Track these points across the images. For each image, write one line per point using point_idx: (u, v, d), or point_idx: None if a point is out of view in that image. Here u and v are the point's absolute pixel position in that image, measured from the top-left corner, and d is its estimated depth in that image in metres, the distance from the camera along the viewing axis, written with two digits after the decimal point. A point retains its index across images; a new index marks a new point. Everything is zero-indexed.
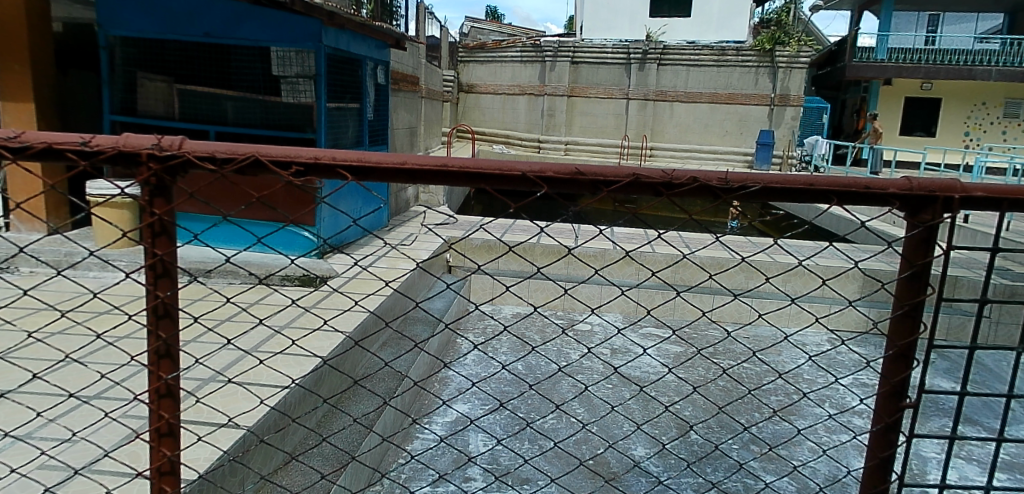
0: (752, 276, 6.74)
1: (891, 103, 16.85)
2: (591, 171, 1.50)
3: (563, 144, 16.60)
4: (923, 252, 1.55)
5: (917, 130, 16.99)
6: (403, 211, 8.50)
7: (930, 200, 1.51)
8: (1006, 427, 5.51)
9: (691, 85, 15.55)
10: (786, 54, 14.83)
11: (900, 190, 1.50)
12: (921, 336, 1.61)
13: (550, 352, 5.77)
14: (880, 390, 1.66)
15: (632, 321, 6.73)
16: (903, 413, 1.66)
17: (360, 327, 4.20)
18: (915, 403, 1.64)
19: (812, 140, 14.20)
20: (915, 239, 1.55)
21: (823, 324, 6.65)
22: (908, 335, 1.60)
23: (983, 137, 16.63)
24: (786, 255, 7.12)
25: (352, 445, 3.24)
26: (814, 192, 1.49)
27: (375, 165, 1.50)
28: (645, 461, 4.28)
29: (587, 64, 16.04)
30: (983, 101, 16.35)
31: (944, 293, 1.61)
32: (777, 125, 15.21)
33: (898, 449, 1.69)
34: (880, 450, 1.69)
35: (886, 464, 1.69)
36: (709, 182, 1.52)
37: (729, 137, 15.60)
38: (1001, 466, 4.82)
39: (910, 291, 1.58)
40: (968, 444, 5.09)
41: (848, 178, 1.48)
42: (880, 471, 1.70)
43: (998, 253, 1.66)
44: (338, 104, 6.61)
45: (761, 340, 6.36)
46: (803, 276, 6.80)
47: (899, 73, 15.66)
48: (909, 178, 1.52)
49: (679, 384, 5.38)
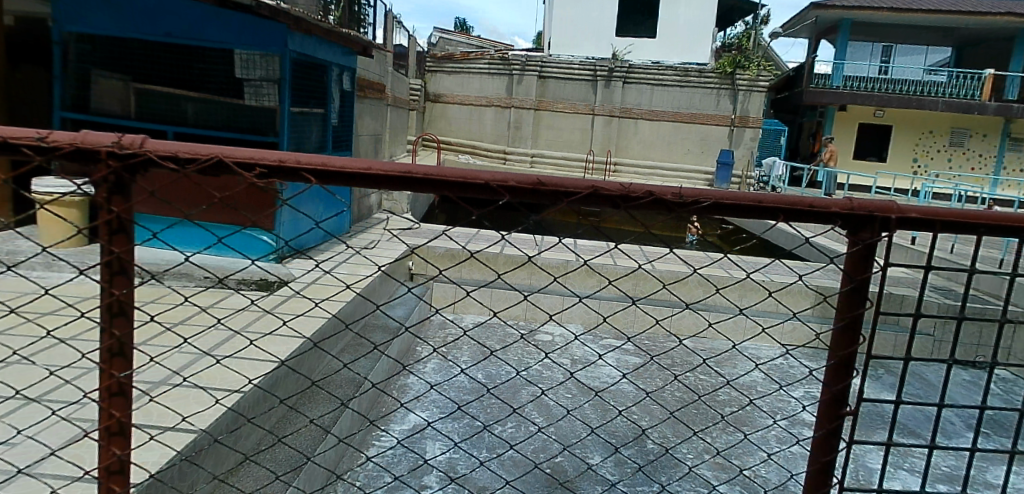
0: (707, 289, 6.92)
1: (844, 128, 17.45)
2: (552, 182, 1.57)
3: (529, 156, 16.76)
4: (862, 267, 1.66)
5: (868, 155, 17.64)
6: (365, 217, 8.47)
7: (868, 219, 1.62)
8: (942, 438, 5.76)
9: (655, 104, 15.89)
10: (746, 78, 15.34)
11: (842, 209, 1.60)
12: (859, 348, 1.72)
13: (510, 360, 5.83)
14: (822, 396, 1.76)
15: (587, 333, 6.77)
16: (843, 420, 1.75)
17: (319, 331, 4.19)
18: (854, 411, 1.74)
19: (770, 161, 14.45)
20: (854, 256, 1.66)
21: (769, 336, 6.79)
22: (848, 346, 1.70)
23: (931, 164, 17.36)
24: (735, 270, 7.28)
25: (308, 449, 3.22)
26: (761, 209, 1.58)
27: (340, 169, 1.54)
28: (602, 468, 4.35)
29: (553, 78, 16.27)
30: (930, 130, 17.10)
31: (882, 308, 1.71)
32: (736, 145, 15.65)
33: (839, 454, 1.79)
34: (821, 455, 1.78)
35: (827, 468, 1.79)
36: (663, 197, 1.60)
37: (692, 155, 15.95)
38: (939, 477, 5.02)
39: (850, 304, 1.68)
40: (910, 455, 5.30)
41: (793, 196, 1.58)
42: (824, 473, 1.80)
43: (931, 270, 1.77)
44: (301, 109, 6.57)
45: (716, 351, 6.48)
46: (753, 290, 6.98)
47: (854, 100, 16.25)
48: (850, 198, 1.62)
49: (637, 393, 5.47)
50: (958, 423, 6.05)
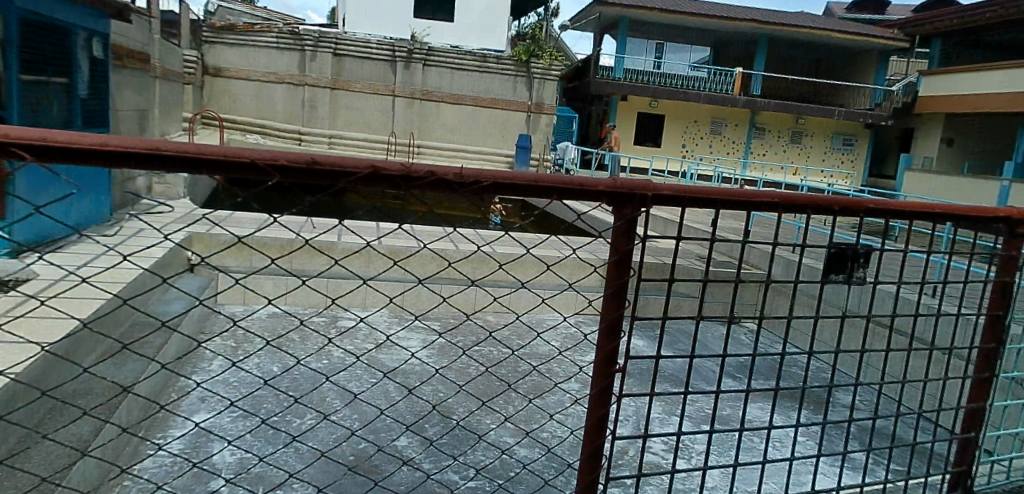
0: (483, 267, 7.25)
1: (626, 116, 19.01)
2: (326, 161, 1.51)
3: (326, 137, 16.04)
4: (627, 240, 1.81)
5: (646, 141, 19.52)
6: (130, 204, 7.49)
7: (629, 197, 1.79)
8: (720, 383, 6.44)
9: (455, 87, 16.08)
10: (540, 66, 16.12)
11: (607, 188, 1.75)
12: (625, 312, 1.88)
13: (307, 352, 5.57)
14: (596, 357, 1.90)
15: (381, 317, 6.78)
16: (613, 377, 1.91)
17: (69, 338, 3.66)
18: (623, 368, 1.90)
19: (563, 145, 15.40)
20: (620, 230, 1.81)
21: (551, 307, 7.40)
22: (616, 310, 1.86)
23: (696, 149, 19.71)
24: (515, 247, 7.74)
25: (54, 471, 2.81)
26: (538, 188, 1.67)
27: (69, 145, 1.32)
28: (408, 449, 4.34)
29: (350, 57, 15.71)
30: (694, 120, 19.40)
31: (643, 275, 1.90)
32: (532, 130, 16.44)
33: (611, 409, 1.95)
34: (596, 410, 1.92)
35: (602, 422, 1.94)
36: (445, 176, 1.61)
37: (492, 139, 16.44)
38: (713, 419, 5.47)
39: (618, 273, 1.83)
40: (695, 401, 5.83)
41: (566, 176, 1.69)
42: (598, 428, 1.94)
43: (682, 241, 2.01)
44: (35, 78, 5.60)
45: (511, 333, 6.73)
46: (534, 265, 7.49)
47: (633, 90, 17.87)
48: (614, 177, 1.77)
49: (437, 373, 5.56)
50: (731, 365, 6.78)
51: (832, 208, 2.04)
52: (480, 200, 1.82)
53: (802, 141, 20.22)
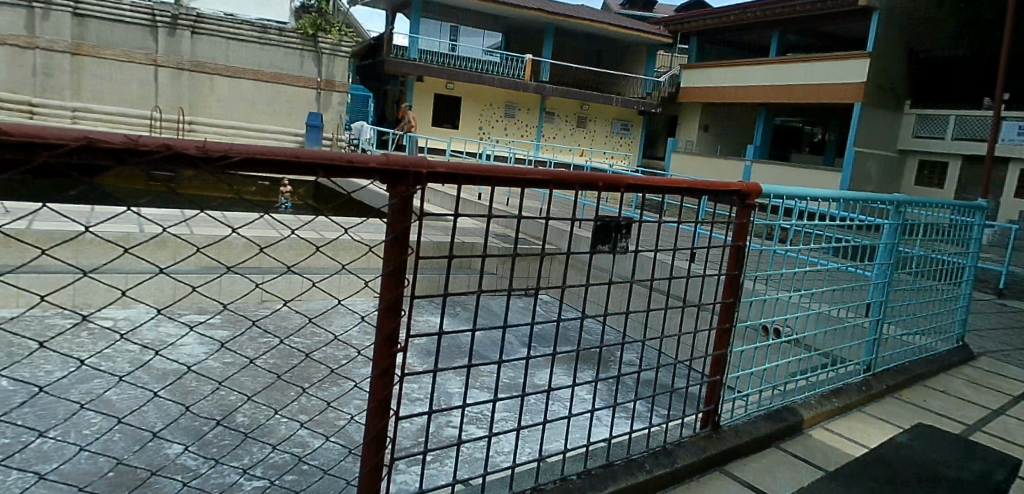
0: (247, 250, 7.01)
1: (422, 97, 18.88)
2: (18, 131, 1.27)
3: (70, 110, 13.80)
4: (403, 218, 1.74)
5: (444, 123, 19.55)
6: None
7: (403, 174, 1.71)
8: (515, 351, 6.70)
9: (232, 59, 14.76)
10: (328, 41, 15.42)
11: (380, 164, 1.66)
12: (407, 290, 1.79)
13: (49, 366, 5.14)
14: (377, 337, 1.77)
15: (134, 313, 6.53)
16: (396, 356, 1.80)
17: None
18: (405, 347, 1.79)
19: (357, 125, 14.94)
20: (394, 207, 1.73)
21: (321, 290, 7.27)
22: (396, 288, 1.76)
23: (492, 131, 20.18)
24: (279, 229, 7.53)
25: None
26: (300, 164, 1.54)
27: None
28: (184, 455, 3.98)
29: (96, 18, 13.60)
30: (489, 103, 19.87)
31: (423, 253, 1.83)
32: (323, 108, 15.69)
33: (396, 388, 1.83)
34: (379, 392, 1.79)
35: (385, 403, 1.81)
36: (184, 150, 1.42)
37: (278, 116, 15.42)
38: (504, 387, 5.65)
39: (397, 252, 1.74)
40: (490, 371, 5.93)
41: (331, 152, 1.58)
42: (381, 410, 1.82)
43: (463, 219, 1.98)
44: None
45: (285, 324, 6.56)
46: (300, 247, 7.38)
47: (427, 71, 17.83)
48: (387, 153, 1.68)
49: (217, 369, 5.34)
50: (522, 334, 7.11)
51: (597, 182, 2.13)
52: (223, 176, 1.62)
53: (587, 126, 21.82)
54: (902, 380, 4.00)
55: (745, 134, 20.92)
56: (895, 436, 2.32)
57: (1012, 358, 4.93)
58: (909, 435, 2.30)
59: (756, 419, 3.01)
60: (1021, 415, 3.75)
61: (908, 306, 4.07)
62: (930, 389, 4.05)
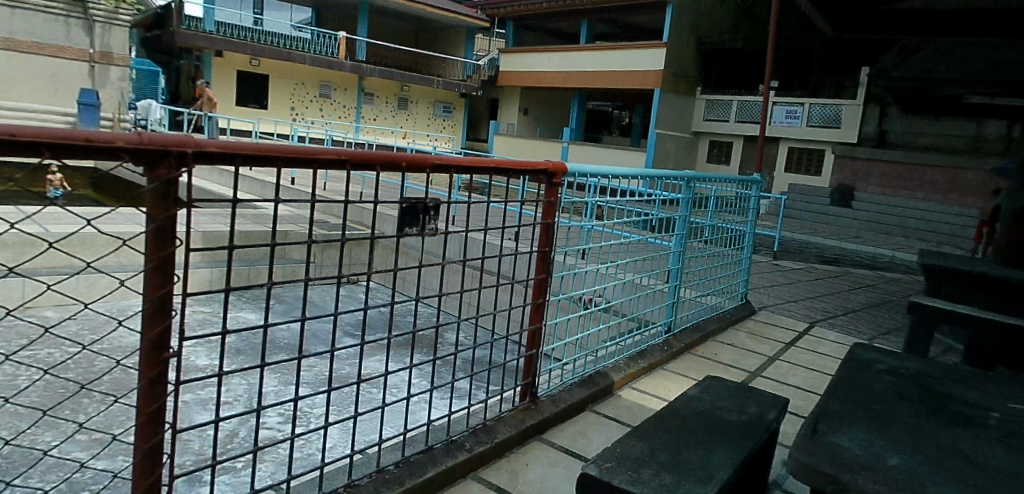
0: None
1: (223, 73, 17.25)
2: None
3: None
4: (165, 205, 1.51)
5: (251, 102, 17.98)
6: None
7: (162, 154, 1.47)
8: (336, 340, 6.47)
9: None
10: (102, 8, 13.52)
11: (129, 144, 1.41)
12: (177, 286, 1.58)
13: None
14: (141, 343, 1.54)
15: None
16: (168, 364, 1.58)
17: None
18: (177, 352, 1.58)
19: (145, 104, 13.32)
20: (153, 193, 1.49)
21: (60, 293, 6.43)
22: (162, 286, 1.54)
23: (306, 112, 19.01)
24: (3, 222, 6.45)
25: None
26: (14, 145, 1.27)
27: None
28: None
29: None
30: (301, 82, 18.69)
31: (195, 244, 1.61)
32: (99, 85, 13.86)
33: (170, 398, 1.61)
34: (146, 406, 1.56)
35: (158, 416, 1.59)
36: None
37: (39, 93, 13.31)
38: (324, 381, 5.38)
39: (159, 244, 1.51)
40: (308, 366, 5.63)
41: (60, 130, 1.32)
42: (153, 424, 1.59)
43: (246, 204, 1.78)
44: None
45: (23, 332, 5.60)
46: (27, 242, 6.50)
47: (228, 46, 16.35)
48: (139, 131, 1.44)
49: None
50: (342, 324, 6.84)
51: (400, 163, 2.01)
52: None
53: (409, 107, 21.50)
54: (697, 337, 4.42)
55: (561, 117, 21.96)
56: (688, 390, 2.53)
57: (782, 310, 5.68)
58: (699, 388, 2.52)
59: (571, 387, 3.13)
60: (790, 358, 4.32)
61: (701, 270, 4.49)
62: (719, 343, 4.52)
